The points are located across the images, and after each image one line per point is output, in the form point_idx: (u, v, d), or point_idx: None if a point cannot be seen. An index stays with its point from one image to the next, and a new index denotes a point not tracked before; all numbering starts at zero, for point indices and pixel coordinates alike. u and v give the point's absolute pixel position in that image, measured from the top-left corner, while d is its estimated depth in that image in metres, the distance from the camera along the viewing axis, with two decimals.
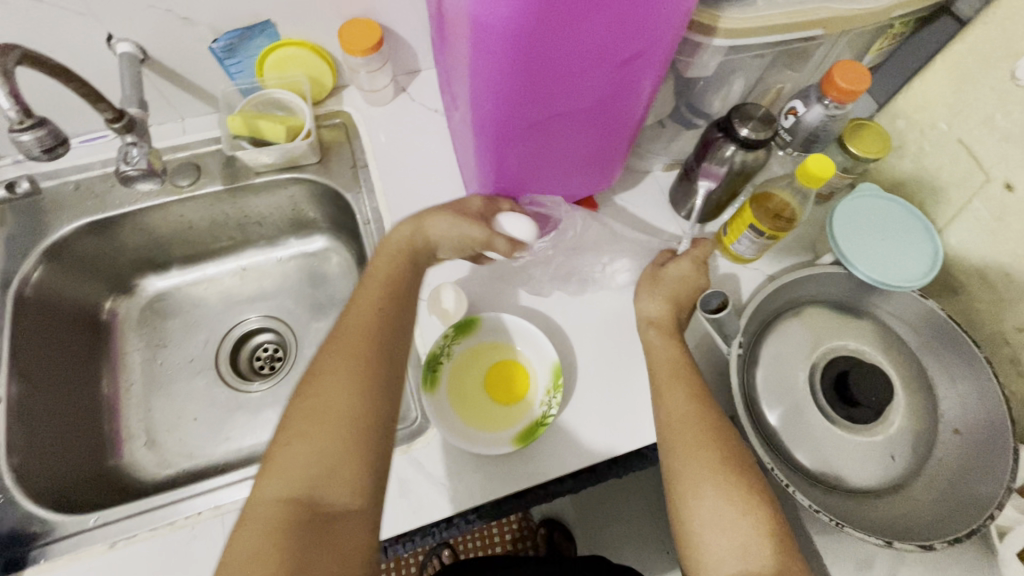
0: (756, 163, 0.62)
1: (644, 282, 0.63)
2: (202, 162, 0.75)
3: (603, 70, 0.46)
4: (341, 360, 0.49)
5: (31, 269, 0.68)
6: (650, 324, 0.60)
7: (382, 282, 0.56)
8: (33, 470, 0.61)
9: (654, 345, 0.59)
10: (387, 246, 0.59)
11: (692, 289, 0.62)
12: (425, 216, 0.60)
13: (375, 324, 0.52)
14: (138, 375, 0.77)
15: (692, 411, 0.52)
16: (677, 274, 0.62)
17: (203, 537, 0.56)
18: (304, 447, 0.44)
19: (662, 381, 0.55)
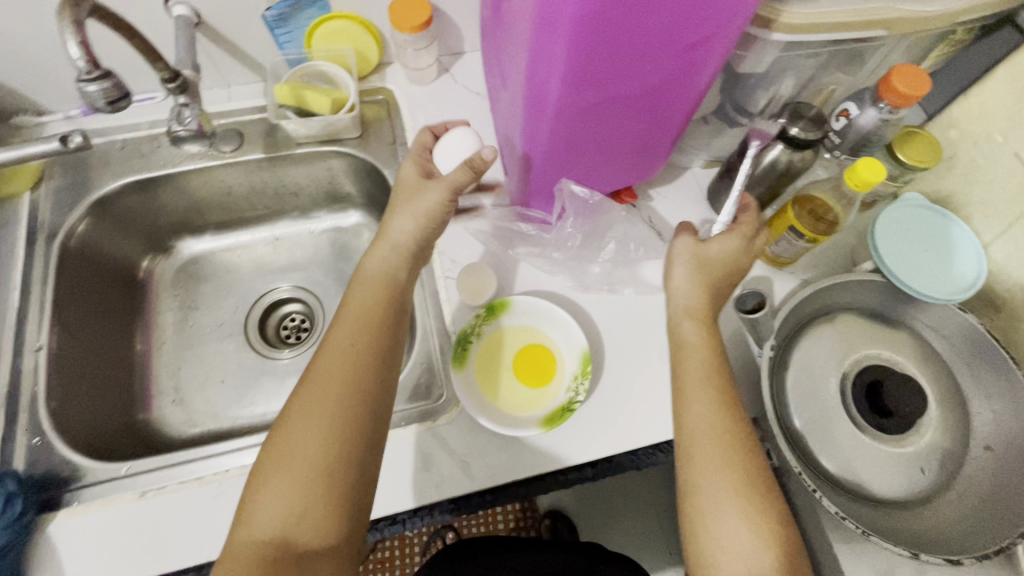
0: (802, 165, 0.61)
1: (683, 262, 0.59)
2: (246, 130, 0.76)
3: (664, 55, 0.46)
4: (323, 401, 0.49)
5: (77, 222, 0.70)
6: (687, 314, 0.57)
7: (361, 316, 0.54)
8: (70, 416, 0.63)
9: (687, 340, 0.55)
10: (364, 276, 0.58)
11: (728, 267, 0.59)
12: (388, 227, 0.59)
13: (349, 358, 0.51)
14: (170, 335, 0.79)
15: (715, 419, 0.50)
16: (721, 251, 0.59)
17: (230, 494, 0.57)
18: (279, 493, 0.45)
19: (688, 382, 0.53)
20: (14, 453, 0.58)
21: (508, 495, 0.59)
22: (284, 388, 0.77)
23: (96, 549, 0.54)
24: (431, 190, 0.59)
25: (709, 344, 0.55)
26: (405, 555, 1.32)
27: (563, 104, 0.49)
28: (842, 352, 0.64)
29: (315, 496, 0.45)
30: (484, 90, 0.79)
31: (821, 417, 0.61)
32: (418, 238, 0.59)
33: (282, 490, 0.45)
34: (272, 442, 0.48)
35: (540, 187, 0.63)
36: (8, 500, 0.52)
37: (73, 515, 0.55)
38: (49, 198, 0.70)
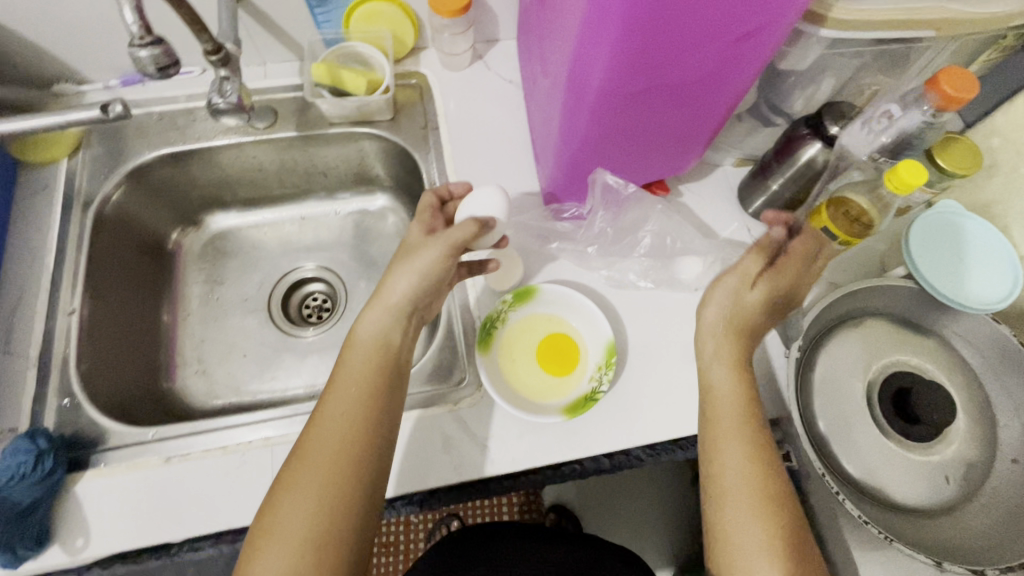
0: (838, 166, 0.62)
1: (714, 315, 0.56)
2: (280, 108, 0.77)
3: (712, 43, 0.46)
4: (323, 464, 0.48)
5: (112, 190, 0.71)
6: (720, 360, 0.55)
7: (358, 378, 0.53)
8: (99, 379, 0.64)
9: (718, 388, 0.54)
10: (357, 341, 0.55)
11: (761, 318, 0.56)
12: (385, 286, 0.57)
13: (347, 420, 0.50)
14: (195, 307, 0.80)
15: (748, 476, 0.48)
16: (762, 299, 0.55)
17: (253, 463, 0.58)
18: (282, 554, 0.45)
19: (723, 436, 0.51)
20: (45, 413, 0.59)
21: (527, 479, 0.59)
22: (304, 365, 0.78)
23: (122, 509, 0.55)
24: (428, 248, 0.57)
25: (744, 392, 0.53)
26: (409, 541, 1.33)
27: (607, 93, 0.49)
28: (869, 357, 0.64)
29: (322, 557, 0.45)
30: (517, 79, 0.79)
31: (844, 421, 0.61)
32: (414, 299, 0.56)
33: (286, 552, 0.45)
34: (271, 506, 0.47)
35: (573, 175, 0.64)
36: (38, 458, 0.53)
37: (99, 476, 0.56)
38: (87, 166, 0.71)
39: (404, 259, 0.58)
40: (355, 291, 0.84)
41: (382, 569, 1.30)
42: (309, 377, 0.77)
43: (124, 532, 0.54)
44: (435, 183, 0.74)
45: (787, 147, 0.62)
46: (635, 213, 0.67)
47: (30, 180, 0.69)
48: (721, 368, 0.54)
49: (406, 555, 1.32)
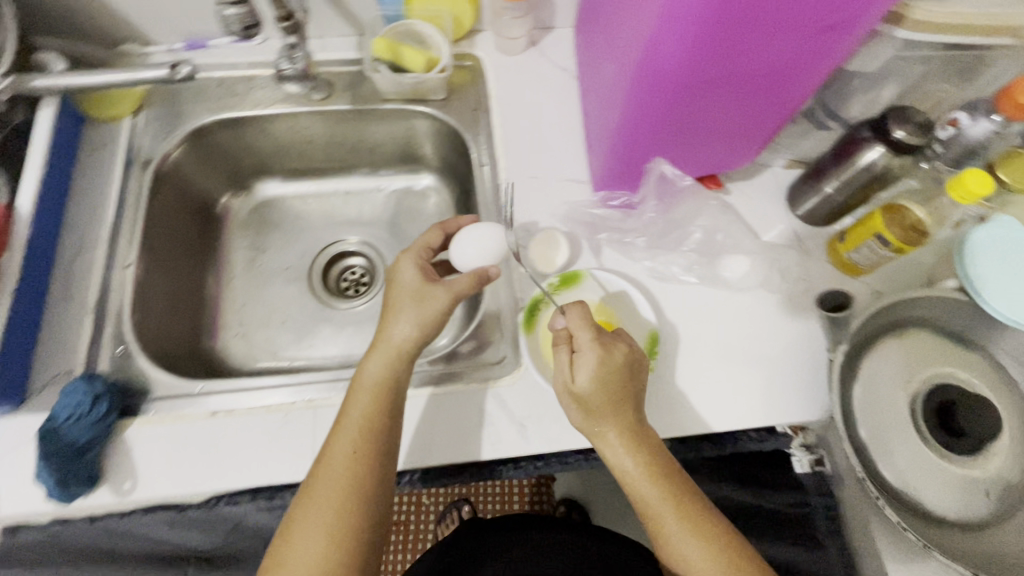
0: (898, 172, 0.60)
1: (574, 411, 0.55)
2: (336, 81, 0.78)
3: (792, 31, 0.46)
4: (325, 513, 0.50)
5: (171, 149, 0.73)
6: (616, 440, 0.53)
7: (362, 424, 0.54)
8: (149, 332, 0.66)
9: (630, 470, 0.53)
10: (363, 384, 0.56)
11: (612, 387, 0.53)
12: (387, 330, 0.58)
13: (355, 469, 0.51)
14: (239, 271, 0.81)
15: (688, 536, 0.50)
16: (592, 381, 0.53)
17: (295, 424, 0.59)
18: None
19: (653, 511, 0.52)
20: (101, 359, 0.61)
21: (558, 462, 0.61)
22: (341, 336, 0.79)
23: (168, 457, 0.57)
24: (426, 298, 0.58)
25: (650, 461, 0.53)
26: (419, 520, 1.35)
27: (679, 77, 0.50)
28: (913, 367, 0.63)
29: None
30: (571, 66, 0.79)
31: (883, 429, 0.60)
32: (418, 341, 0.58)
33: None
34: (283, 544, 0.50)
35: (628, 165, 0.64)
36: (95, 400, 0.54)
37: (147, 423, 0.58)
38: (148, 125, 0.73)
39: (402, 306, 0.58)
40: None
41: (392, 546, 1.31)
42: (345, 348, 0.78)
43: (170, 478, 0.56)
44: (484, 164, 0.74)
45: (846, 149, 0.61)
46: (688, 206, 0.68)
47: (94, 135, 0.71)
48: (607, 437, 0.53)
49: (417, 534, 1.33)
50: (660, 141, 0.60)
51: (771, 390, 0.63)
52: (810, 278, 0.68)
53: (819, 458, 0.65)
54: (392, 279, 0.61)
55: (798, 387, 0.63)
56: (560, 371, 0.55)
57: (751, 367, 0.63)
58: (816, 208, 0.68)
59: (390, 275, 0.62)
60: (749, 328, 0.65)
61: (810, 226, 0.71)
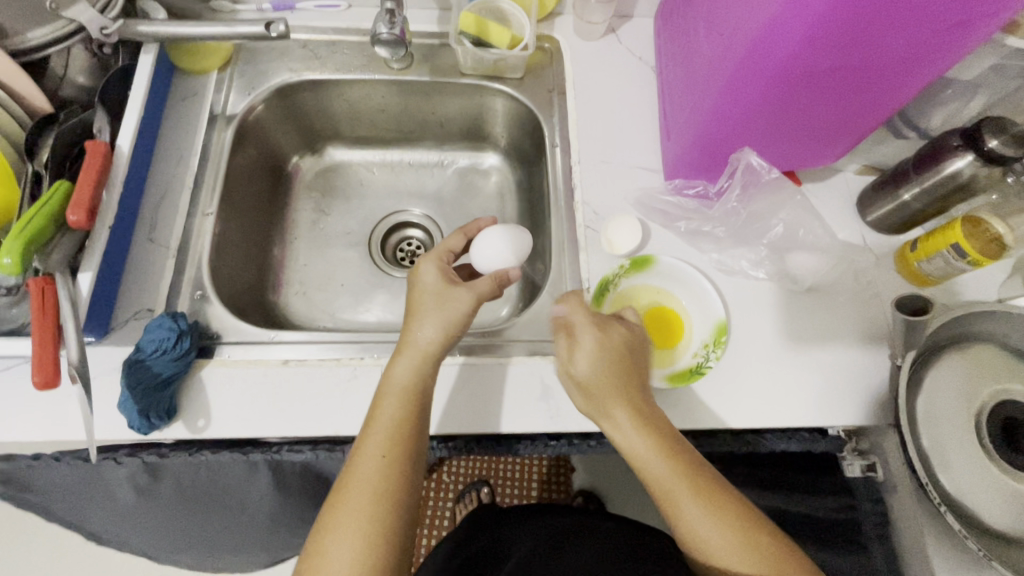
0: (984, 183, 0.60)
1: (575, 391, 0.56)
2: (417, 52, 0.79)
3: (918, 24, 0.46)
4: (355, 518, 0.48)
5: (254, 105, 0.74)
6: (625, 413, 0.53)
7: (389, 429, 0.52)
8: (223, 279, 0.68)
9: (637, 442, 0.52)
10: (388, 388, 0.54)
11: (611, 367, 0.54)
12: (411, 333, 0.56)
13: (383, 474, 0.50)
14: (303, 232, 0.83)
15: (706, 511, 0.50)
16: (592, 363, 0.54)
17: (362, 379, 0.60)
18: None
19: (663, 486, 0.51)
20: (179, 300, 0.62)
21: (611, 443, 0.62)
22: (397, 303, 0.81)
23: (239, 399, 0.58)
24: (450, 300, 0.57)
25: (657, 432, 0.52)
26: (437, 498, 1.36)
27: (792, 67, 0.49)
28: (978, 383, 0.62)
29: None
30: (648, 57, 0.79)
31: (942, 439, 0.60)
32: (441, 344, 0.56)
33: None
34: (314, 557, 0.48)
35: (714, 151, 0.64)
36: (179, 337, 0.56)
37: (221, 365, 0.60)
38: (233, 81, 0.75)
39: (424, 306, 0.58)
40: None
41: None
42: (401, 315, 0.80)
43: (240, 420, 0.58)
44: (556, 145, 0.75)
45: (931, 157, 0.61)
46: (767, 202, 0.68)
47: (182, 86, 0.73)
48: (613, 411, 0.53)
49: (434, 512, 1.35)
50: (750, 130, 0.60)
51: (830, 391, 0.63)
52: (877, 285, 0.67)
53: (872, 464, 0.63)
54: (410, 286, 0.60)
55: (858, 391, 0.63)
56: (563, 358, 0.56)
57: (812, 368, 0.64)
58: (888, 215, 0.68)
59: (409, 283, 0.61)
60: (812, 329, 0.65)
61: (878, 232, 0.70)
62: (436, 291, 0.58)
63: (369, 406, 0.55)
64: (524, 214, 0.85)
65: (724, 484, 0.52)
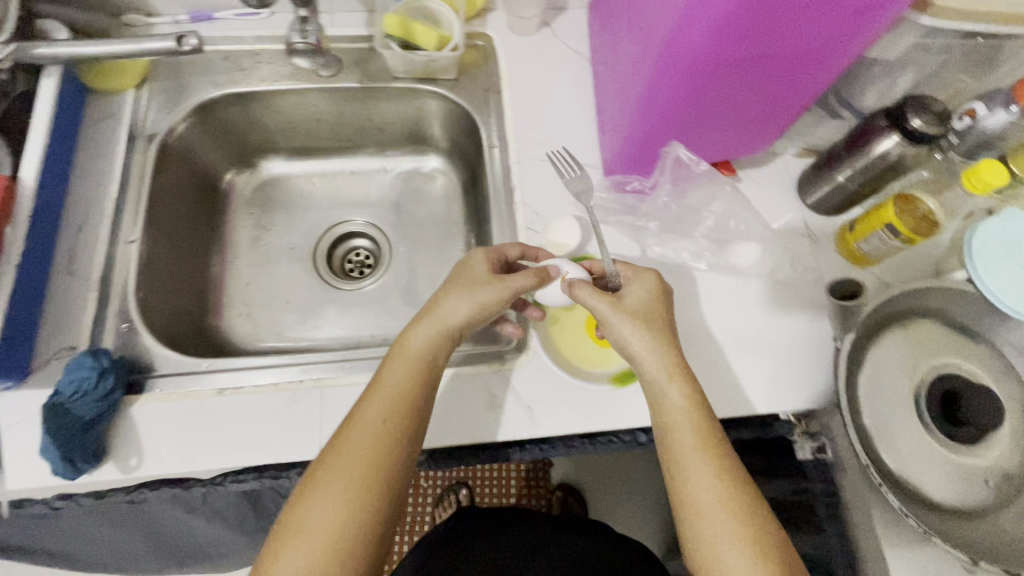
0: (914, 161, 0.60)
1: (623, 320, 0.55)
2: (345, 57, 0.76)
3: (829, 13, 0.44)
4: (341, 481, 0.47)
5: (177, 123, 0.71)
6: (667, 375, 0.53)
7: (396, 395, 0.51)
8: (153, 308, 0.65)
9: (675, 406, 0.52)
10: (403, 352, 0.54)
11: (660, 305, 0.57)
12: (438, 306, 0.56)
13: (381, 445, 0.49)
14: (243, 250, 0.80)
15: (722, 494, 0.49)
16: (649, 295, 0.57)
17: (303, 403, 0.59)
18: (293, 565, 0.44)
19: (686, 457, 0.50)
20: (104, 334, 0.60)
21: (564, 446, 0.62)
22: (346, 317, 0.78)
23: (174, 434, 0.56)
24: (490, 283, 0.56)
25: (696, 406, 0.52)
26: (417, 504, 1.35)
27: (707, 63, 0.48)
28: (919, 358, 0.63)
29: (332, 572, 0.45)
30: (583, 50, 0.78)
31: (886, 418, 0.61)
32: (465, 325, 0.56)
33: (299, 561, 0.45)
34: (289, 517, 0.47)
35: (645, 147, 0.63)
36: (101, 375, 0.54)
37: (154, 400, 0.58)
38: (153, 98, 0.71)
39: (462, 281, 0.57)
40: (399, 249, 0.84)
41: None
42: (350, 329, 0.78)
43: (176, 456, 0.56)
44: (494, 146, 0.73)
45: (860, 140, 0.61)
46: (700, 193, 0.68)
47: (97, 107, 0.70)
48: (651, 350, 0.54)
49: (414, 518, 1.34)
50: (678, 125, 0.59)
51: (777, 378, 0.63)
52: (820, 268, 0.68)
53: (821, 445, 0.65)
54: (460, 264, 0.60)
55: (804, 376, 0.63)
56: (602, 297, 0.56)
57: (759, 355, 0.64)
58: (825, 197, 0.68)
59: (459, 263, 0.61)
60: (758, 316, 0.65)
61: (820, 215, 0.70)
62: (475, 274, 0.58)
63: (380, 365, 0.54)
64: (471, 217, 0.83)
65: (747, 479, 0.50)
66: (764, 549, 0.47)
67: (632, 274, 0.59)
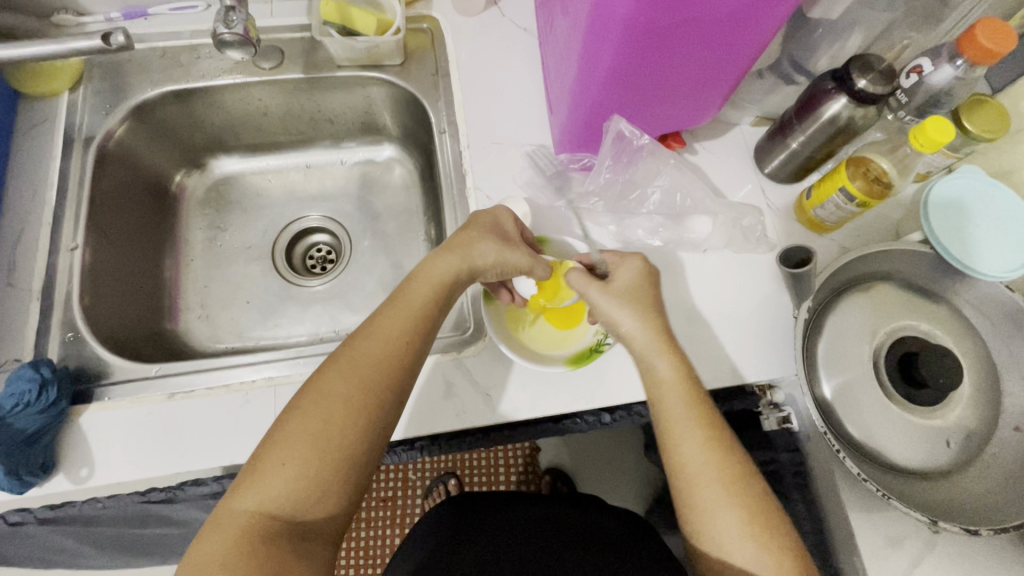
0: (864, 123, 0.59)
1: (604, 303, 0.55)
2: (287, 48, 0.74)
3: None
4: (344, 386, 0.47)
5: (116, 124, 0.70)
6: (652, 350, 0.53)
7: (412, 311, 0.52)
8: (100, 315, 0.64)
9: (664, 377, 0.52)
10: (424, 275, 0.54)
11: (648, 288, 0.56)
12: (469, 241, 0.56)
13: (392, 356, 0.50)
14: (198, 252, 0.79)
15: (712, 462, 0.48)
16: (633, 276, 0.56)
17: (256, 403, 0.58)
18: (289, 468, 0.44)
19: (675, 426, 0.50)
20: (49, 345, 0.59)
21: (528, 431, 0.63)
22: (307, 314, 0.77)
23: (125, 442, 0.55)
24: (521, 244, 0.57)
25: (685, 377, 0.52)
26: (406, 497, 1.29)
27: (633, 27, 0.46)
28: (877, 322, 0.63)
29: (326, 476, 0.44)
30: (532, 27, 0.76)
31: (847, 384, 0.61)
32: (488, 270, 0.56)
33: (293, 462, 0.44)
34: (284, 423, 0.46)
35: (587, 120, 0.62)
36: (43, 387, 0.53)
37: (102, 409, 0.57)
38: (88, 100, 0.70)
39: (494, 228, 0.58)
40: (358, 242, 0.82)
41: (377, 522, 1.26)
42: (312, 326, 0.76)
43: (126, 462, 0.55)
44: (444, 131, 0.72)
45: (808, 104, 0.59)
46: (647, 167, 0.66)
47: (31, 113, 0.68)
48: (635, 328, 0.54)
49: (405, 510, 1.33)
50: (619, 94, 0.57)
51: (738, 351, 0.62)
52: (778, 237, 0.67)
53: (787, 416, 0.63)
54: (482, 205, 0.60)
55: (765, 347, 0.62)
56: (585, 283, 0.56)
57: (719, 329, 0.63)
58: (782, 164, 0.67)
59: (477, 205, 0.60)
60: (717, 291, 0.64)
61: (777, 183, 0.69)
62: (505, 228, 0.59)
63: (400, 281, 0.55)
64: (429, 205, 0.81)
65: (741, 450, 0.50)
66: (752, 502, 0.47)
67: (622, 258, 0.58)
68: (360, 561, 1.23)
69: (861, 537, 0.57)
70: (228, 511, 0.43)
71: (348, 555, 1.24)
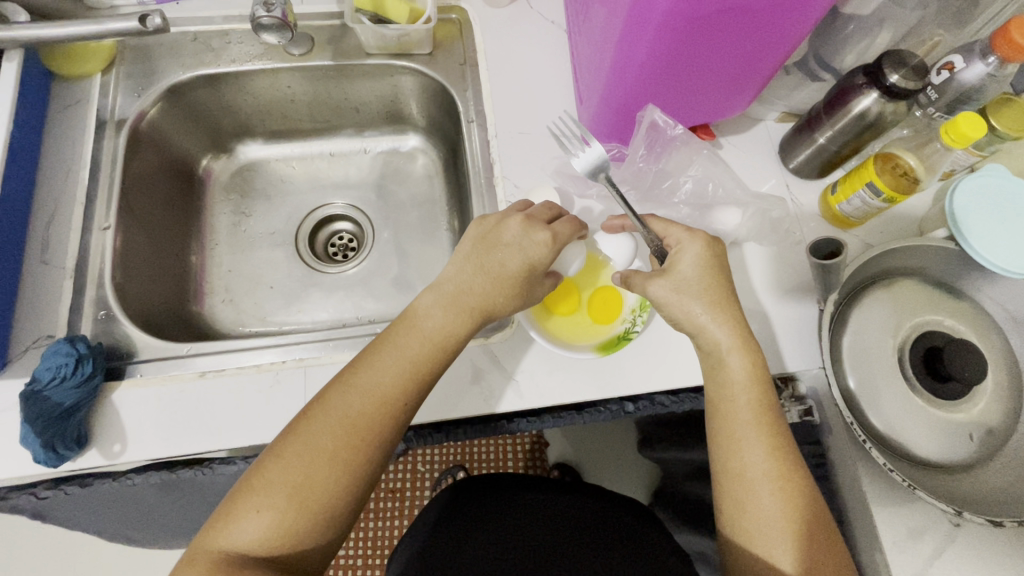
0: (893, 118, 0.60)
1: (670, 297, 0.55)
2: (316, 35, 0.74)
3: None
4: (331, 435, 0.48)
5: (148, 106, 0.70)
6: (727, 348, 0.54)
7: (410, 360, 0.52)
8: (130, 294, 0.65)
9: (733, 378, 0.53)
10: (429, 324, 0.53)
11: (714, 273, 0.55)
12: (490, 298, 0.54)
13: (385, 407, 0.50)
14: (223, 237, 0.79)
15: (771, 469, 0.50)
16: (696, 266, 0.55)
17: (285, 383, 0.58)
18: (265, 512, 0.45)
19: (740, 430, 0.52)
20: (82, 322, 0.60)
21: (552, 417, 0.63)
22: (330, 300, 0.78)
23: (156, 419, 0.56)
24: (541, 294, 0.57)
25: (755, 378, 0.53)
26: (414, 489, 1.29)
27: (672, 15, 0.46)
28: (901, 317, 0.63)
29: (304, 522, 0.46)
30: (561, 19, 0.76)
31: (872, 377, 0.61)
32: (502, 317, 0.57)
33: (273, 509, 0.45)
34: (267, 460, 0.47)
35: (620, 107, 0.62)
36: (78, 361, 0.54)
37: (133, 385, 0.57)
38: (120, 82, 0.70)
39: (523, 284, 0.55)
40: (381, 231, 0.83)
41: (384, 513, 1.26)
42: (334, 312, 0.77)
43: (159, 439, 0.55)
44: (472, 121, 0.73)
45: (838, 99, 0.60)
46: (677, 157, 0.68)
47: (65, 93, 0.69)
48: (709, 321, 0.54)
49: None
50: (653, 81, 0.57)
51: (761, 343, 0.63)
52: (801, 231, 0.67)
53: (809, 408, 0.63)
54: (515, 234, 0.55)
55: (789, 339, 0.63)
56: (649, 279, 0.56)
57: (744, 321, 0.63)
58: (809, 159, 0.67)
59: (514, 224, 0.55)
60: (741, 283, 0.65)
61: (802, 179, 0.70)
62: (535, 280, 0.56)
63: (401, 323, 0.54)
64: (453, 194, 0.82)
65: (799, 461, 0.52)
66: (797, 510, 0.49)
67: (681, 234, 0.57)
68: (368, 552, 1.23)
69: (884, 529, 0.57)
70: (206, 543, 0.45)
71: (357, 545, 1.24)
